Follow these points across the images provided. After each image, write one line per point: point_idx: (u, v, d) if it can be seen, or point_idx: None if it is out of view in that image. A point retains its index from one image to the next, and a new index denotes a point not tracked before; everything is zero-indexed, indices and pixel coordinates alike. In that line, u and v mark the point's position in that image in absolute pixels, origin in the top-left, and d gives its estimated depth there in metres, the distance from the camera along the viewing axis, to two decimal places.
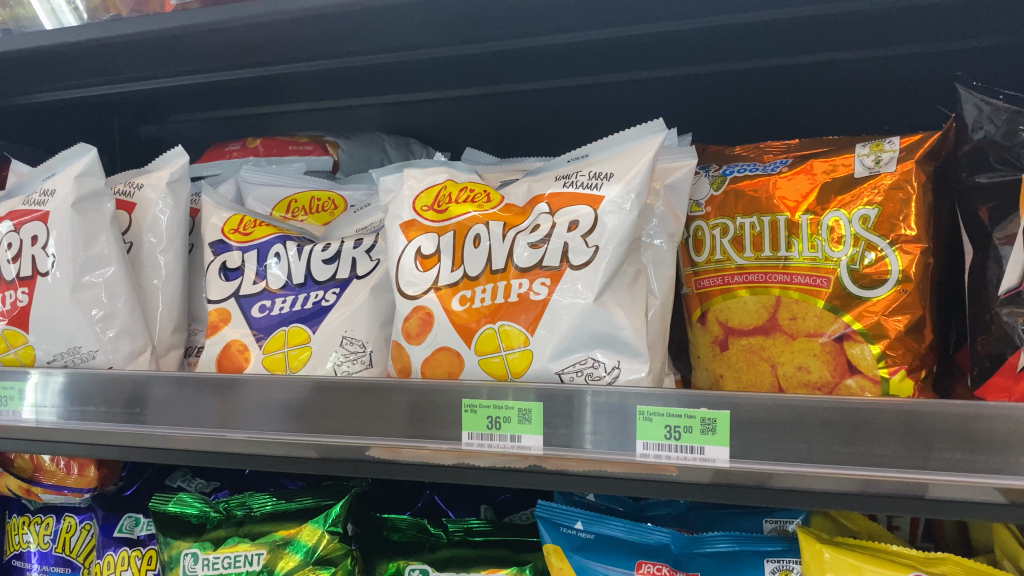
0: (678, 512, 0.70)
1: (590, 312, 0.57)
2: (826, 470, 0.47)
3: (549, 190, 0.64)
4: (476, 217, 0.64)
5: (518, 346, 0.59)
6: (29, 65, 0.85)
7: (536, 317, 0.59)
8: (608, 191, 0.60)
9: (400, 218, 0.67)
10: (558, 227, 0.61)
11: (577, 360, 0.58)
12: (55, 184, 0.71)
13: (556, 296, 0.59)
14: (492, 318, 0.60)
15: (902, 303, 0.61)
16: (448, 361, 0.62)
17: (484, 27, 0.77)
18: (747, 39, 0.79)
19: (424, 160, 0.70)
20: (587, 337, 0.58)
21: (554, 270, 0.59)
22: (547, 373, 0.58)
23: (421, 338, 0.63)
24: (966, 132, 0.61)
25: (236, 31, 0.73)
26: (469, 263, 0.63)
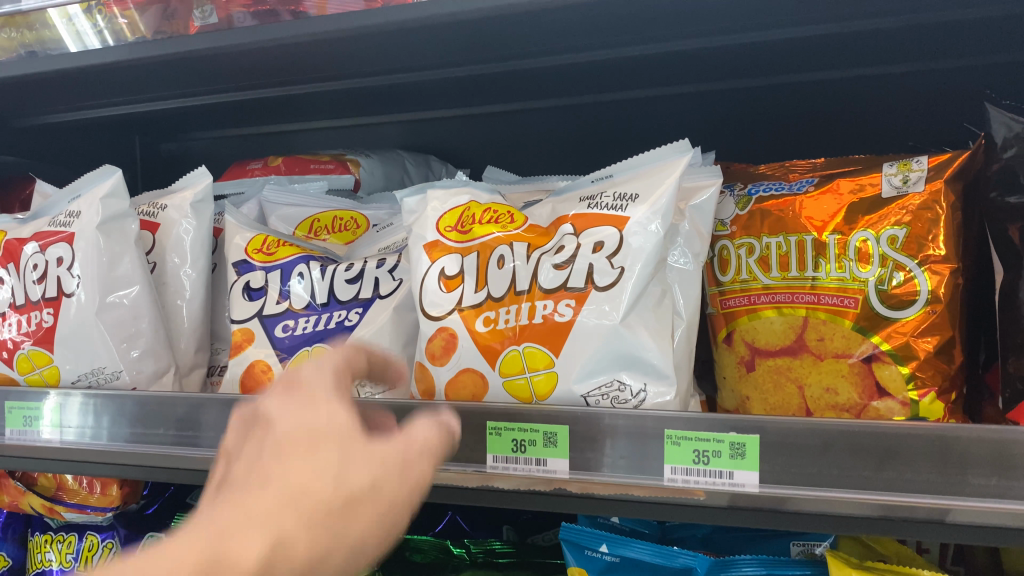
0: (703, 534, 0.70)
1: (616, 333, 0.57)
2: (856, 495, 0.47)
3: (574, 210, 0.63)
4: (500, 238, 0.64)
5: (543, 367, 0.59)
6: (54, 86, 0.86)
7: (562, 339, 0.59)
8: (634, 212, 0.60)
9: (424, 238, 0.67)
10: (582, 248, 0.61)
11: (602, 382, 0.57)
12: (81, 206, 0.71)
13: (581, 317, 0.59)
14: (517, 340, 0.60)
15: (931, 323, 0.60)
16: (473, 383, 0.61)
17: (506, 45, 0.77)
18: (768, 56, 0.79)
19: (445, 180, 0.70)
20: (614, 361, 0.57)
21: (579, 291, 0.59)
22: (572, 396, 0.58)
23: (444, 360, 0.62)
24: (995, 151, 0.60)
25: (258, 52, 0.73)
26: (492, 284, 0.63)
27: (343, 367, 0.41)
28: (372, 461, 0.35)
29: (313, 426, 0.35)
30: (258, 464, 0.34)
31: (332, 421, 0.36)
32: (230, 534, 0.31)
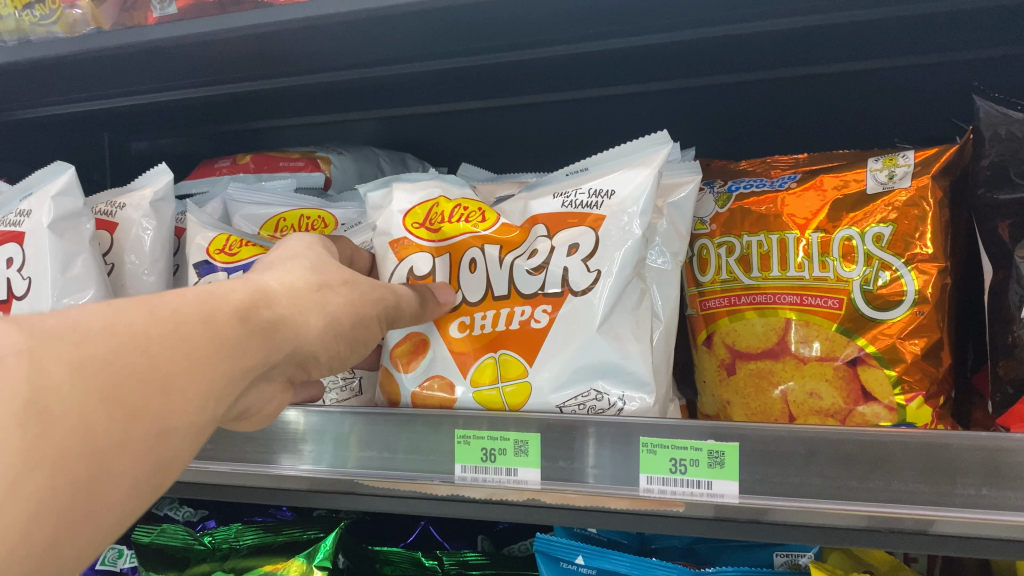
0: (684, 545, 0.67)
1: (593, 340, 0.55)
2: (841, 505, 0.44)
3: (548, 206, 0.61)
4: (472, 238, 0.61)
5: (516, 377, 0.56)
6: (13, 80, 0.83)
7: (537, 347, 0.57)
8: (612, 211, 0.58)
9: (391, 235, 0.64)
10: (558, 251, 0.58)
11: (580, 392, 0.55)
12: (32, 204, 0.68)
13: (558, 324, 0.56)
14: (492, 348, 0.58)
15: (918, 325, 0.57)
16: (442, 389, 0.59)
17: (480, 38, 0.74)
18: (750, 50, 0.77)
19: (414, 173, 0.66)
20: (592, 372, 0.55)
21: (556, 297, 0.57)
22: (549, 406, 0.55)
23: (414, 360, 0.60)
24: (983, 146, 0.57)
25: (220, 43, 0.70)
26: (467, 288, 0.60)
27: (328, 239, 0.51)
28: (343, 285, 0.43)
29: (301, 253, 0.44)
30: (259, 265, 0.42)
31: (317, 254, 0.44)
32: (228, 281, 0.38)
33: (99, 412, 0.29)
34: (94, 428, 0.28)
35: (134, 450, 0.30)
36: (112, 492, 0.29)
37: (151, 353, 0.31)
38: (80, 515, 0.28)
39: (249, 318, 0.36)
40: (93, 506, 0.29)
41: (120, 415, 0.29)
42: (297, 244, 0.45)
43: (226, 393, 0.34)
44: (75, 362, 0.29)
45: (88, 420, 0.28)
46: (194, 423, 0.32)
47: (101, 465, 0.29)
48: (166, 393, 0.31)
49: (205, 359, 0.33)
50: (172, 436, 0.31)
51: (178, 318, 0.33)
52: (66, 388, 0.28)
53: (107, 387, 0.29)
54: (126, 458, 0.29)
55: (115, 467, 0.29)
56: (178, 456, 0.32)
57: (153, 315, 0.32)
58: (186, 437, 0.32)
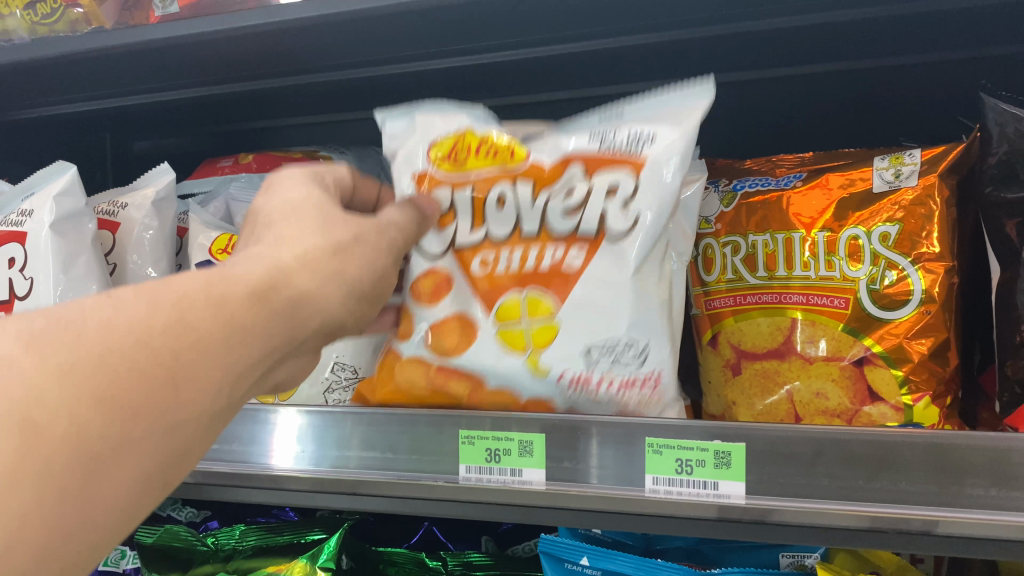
0: (689, 545, 0.67)
1: (628, 285, 0.52)
2: (849, 506, 0.44)
3: (579, 142, 0.54)
4: (500, 176, 0.55)
5: (544, 320, 0.54)
6: (14, 80, 0.83)
7: (567, 289, 0.54)
8: (659, 155, 0.52)
9: (409, 169, 0.58)
10: (596, 191, 0.53)
11: (609, 339, 0.52)
12: (33, 204, 0.68)
13: (591, 267, 0.53)
14: (517, 288, 0.55)
15: (925, 324, 0.57)
16: (462, 330, 0.55)
17: (484, 36, 0.74)
18: (754, 49, 0.77)
19: (441, 102, 0.59)
20: (620, 316, 0.52)
21: (593, 239, 0.54)
22: (574, 349, 0.53)
23: (432, 301, 0.56)
24: (991, 145, 0.57)
25: (221, 42, 0.70)
26: (490, 225, 0.56)
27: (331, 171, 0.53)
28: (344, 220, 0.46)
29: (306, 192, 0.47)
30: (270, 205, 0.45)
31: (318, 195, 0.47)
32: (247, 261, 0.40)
33: (96, 414, 0.30)
34: (91, 432, 0.30)
35: (132, 447, 0.32)
36: (115, 485, 0.31)
37: (145, 350, 0.32)
38: (83, 510, 0.30)
39: (266, 300, 0.38)
40: (95, 501, 0.31)
41: (119, 413, 0.31)
42: (303, 175, 0.49)
43: (221, 385, 0.35)
44: (68, 366, 0.30)
45: (85, 423, 0.30)
46: (190, 415, 0.34)
47: (100, 465, 0.31)
48: (162, 389, 0.32)
49: (200, 352, 0.34)
50: (170, 431, 0.33)
51: (171, 315, 0.34)
52: (59, 393, 0.29)
53: (103, 388, 0.31)
54: (124, 456, 0.31)
55: (116, 466, 0.31)
56: (179, 447, 0.34)
57: (148, 310, 0.33)
58: (183, 430, 0.34)
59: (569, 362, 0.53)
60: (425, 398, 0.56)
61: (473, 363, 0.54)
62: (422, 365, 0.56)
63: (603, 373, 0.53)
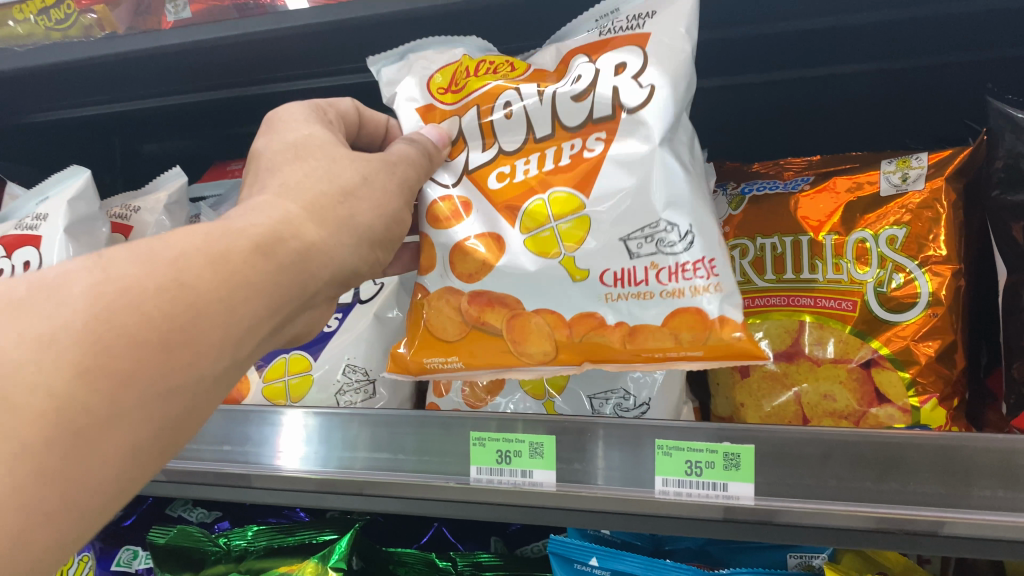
0: (697, 546, 0.68)
1: (654, 159, 0.50)
2: (857, 508, 0.44)
3: (582, 39, 0.56)
4: (504, 84, 0.56)
5: (572, 214, 0.52)
6: (28, 84, 0.84)
7: (592, 177, 0.52)
8: (654, 30, 0.52)
9: (412, 100, 0.59)
10: (603, 74, 0.53)
11: (646, 225, 0.49)
12: (48, 208, 0.69)
13: (613, 150, 0.51)
14: (541, 188, 0.53)
15: (933, 327, 0.57)
16: (484, 245, 0.54)
17: (493, 40, 0.75)
18: (763, 52, 0.77)
19: (433, 40, 0.60)
20: (650, 194, 0.49)
21: (610, 120, 0.52)
22: (609, 242, 0.51)
23: (451, 224, 0.56)
24: (997, 149, 0.57)
25: (234, 48, 0.71)
26: (504, 136, 0.56)
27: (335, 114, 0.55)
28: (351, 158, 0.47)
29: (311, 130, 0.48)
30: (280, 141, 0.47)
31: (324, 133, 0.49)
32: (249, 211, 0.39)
33: (80, 386, 0.29)
34: (74, 405, 0.28)
35: (123, 417, 0.30)
36: (108, 460, 0.30)
37: (140, 314, 0.31)
38: (77, 483, 0.29)
39: (272, 254, 0.37)
40: (85, 476, 0.29)
41: (108, 382, 0.29)
42: (302, 109, 0.51)
43: (221, 350, 0.34)
44: (49, 336, 0.29)
45: (68, 395, 0.28)
46: (186, 383, 0.32)
47: (87, 439, 0.29)
48: (157, 354, 0.31)
49: (197, 315, 0.33)
50: (168, 399, 0.32)
51: (173, 280, 0.32)
52: (43, 364, 0.28)
53: (91, 356, 0.29)
54: (116, 427, 0.30)
55: (106, 438, 0.30)
56: (177, 416, 0.33)
57: (147, 269, 0.32)
58: (180, 398, 0.32)
59: (608, 257, 0.50)
60: (460, 338, 0.55)
61: (502, 273, 0.53)
62: (451, 306, 0.55)
63: (648, 263, 0.49)
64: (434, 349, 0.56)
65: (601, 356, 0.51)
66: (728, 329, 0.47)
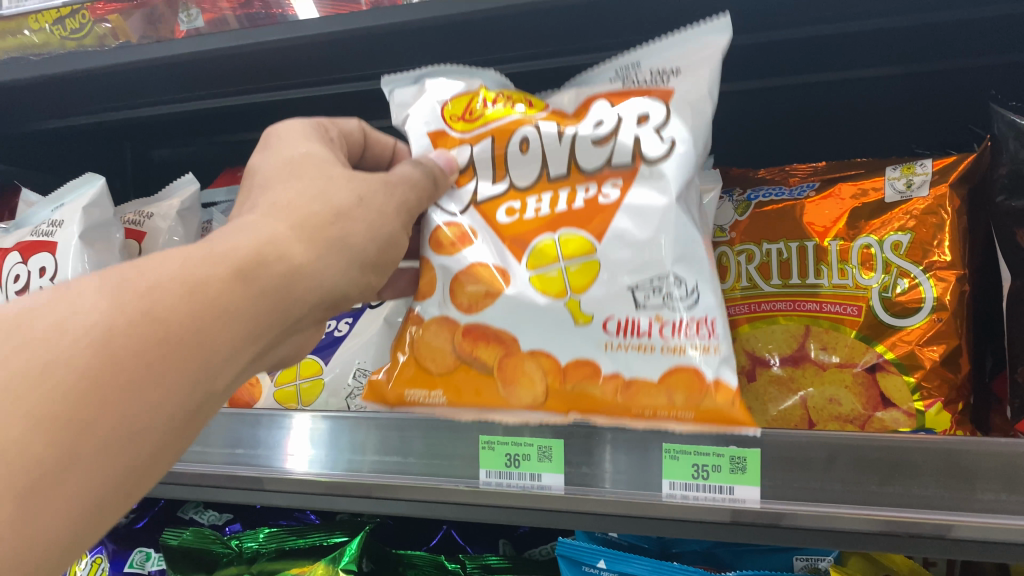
0: (704, 548, 0.68)
1: (669, 215, 0.51)
2: (863, 511, 0.45)
3: (604, 87, 0.56)
4: (521, 120, 0.57)
5: (580, 258, 0.54)
6: (41, 91, 0.85)
7: (603, 226, 0.53)
8: (681, 86, 0.53)
9: (424, 126, 0.60)
10: (623, 123, 0.54)
11: (653, 278, 0.51)
12: (63, 214, 0.70)
13: (627, 202, 0.53)
14: (550, 230, 0.55)
15: (937, 332, 0.58)
16: (489, 277, 0.55)
17: (502, 48, 0.75)
18: (768, 58, 0.78)
19: (449, 67, 0.61)
20: (661, 251, 0.51)
21: (626, 170, 0.53)
22: (617, 290, 0.52)
23: (455, 249, 0.57)
24: (1000, 155, 0.58)
25: (246, 56, 0.72)
26: (516, 173, 0.57)
27: (334, 132, 0.56)
28: (350, 183, 0.47)
29: (312, 154, 0.49)
30: (282, 167, 0.47)
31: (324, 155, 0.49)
32: (234, 232, 0.40)
33: (38, 435, 0.29)
34: (32, 455, 0.29)
35: (83, 465, 0.31)
36: (72, 508, 0.30)
37: (101, 360, 0.31)
38: (38, 532, 0.29)
39: (254, 278, 0.38)
40: (47, 526, 0.30)
41: (66, 430, 0.30)
42: (303, 126, 0.53)
43: (187, 390, 0.34)
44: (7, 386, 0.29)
45: (26, 445, 0.29)
46: (147, 426, 0.33)
47: (48, 487, 0.29)
48: (119, 398, 0.32)
49: (160, 359, 0.33)
50: (128, 444, 0.32)
51: (143, 317, 0.33)
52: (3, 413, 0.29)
53: (48, 406, 0.30)
54: (76, 475, 0.30)
55: (67, 486, 0.30)
56: (139, 462, 0.33)
57: (114, 309, 0.33)
58: (141, 442, 0.33)
59: (613, 304, 0.52)
60: (449, 372, 0.56)
61: (502, 311, 0.55)
62: (444, 339, 0.56)
63: (652, 315, 0.51)
64: (419, 380, 0.56)
65: (590, 407, 0.52)
66: (721, 395, 0.49)
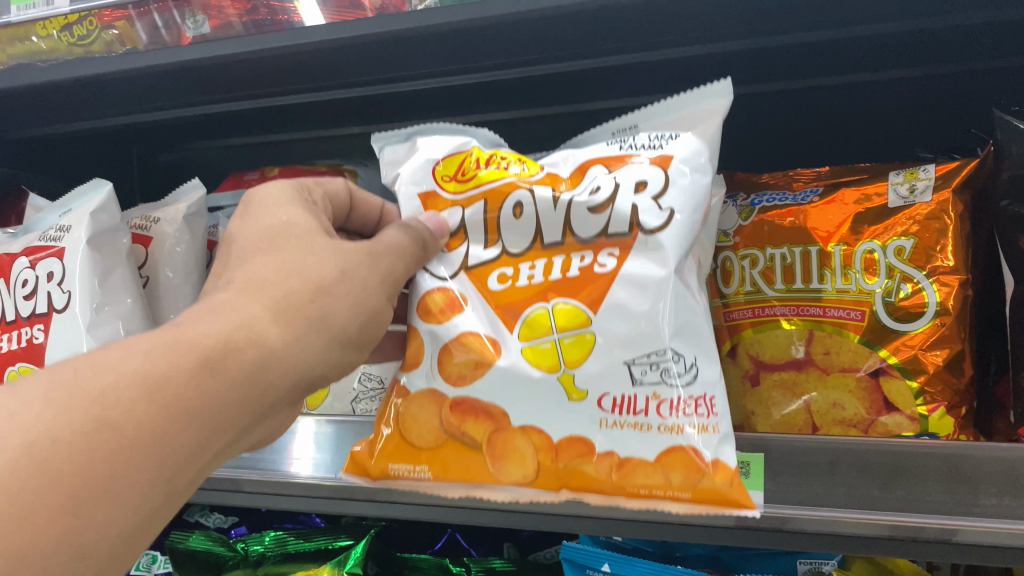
0: (707, 552, 0.68)
1: (668, 285, 0.51)
2: (866, 515, 0.46)
3: (601, 154, 0.57)
4: (514, 184, 0.57)
5: (575, 329, 0.52)
6: (48, 97, 0.85)
7: (599, 296, 0.52)
8: (677, 153, 0.54)
9: (414, 185, 0.60)
10: (621, 190, 0.54)
11: (652, 352, 0.50)
12: (71, 220, 0.70)
13: (624, 271, 0.52)
14: (543, 298, 0.54)
15: (940, 336, 0.58)
16: (478, 346, 0.54)
17: (506, 54, 0.75)
18: (771, 63, 0.78)
19: (441, 126, 0.62)
20: (661, 324, 0.50)
21: (623, 239, 0.53)
22: (613, 363, 0.51)
23: (445, 317, 0.56)
24: (1002, 161, 0.58)
25: (251, 62, 0.72)
26: (509, 238, 0.57)
27: (313, 198, 0.56)
28: (333, 257, 0.48)
29: (290, 225, 0.49)
30: (260, 239, 0.48)
31: (305, 225, 0.50)
32: (202, 325, 0.41)
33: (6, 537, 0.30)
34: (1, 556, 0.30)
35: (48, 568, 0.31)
36: None
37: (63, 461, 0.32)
38: None
39: (217, 374, 0.39)
40: None
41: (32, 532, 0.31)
42: (283, 193, 0.53)
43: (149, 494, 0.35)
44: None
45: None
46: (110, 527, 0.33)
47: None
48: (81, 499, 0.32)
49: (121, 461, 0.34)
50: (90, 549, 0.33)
51: (108, 413, 0.34)
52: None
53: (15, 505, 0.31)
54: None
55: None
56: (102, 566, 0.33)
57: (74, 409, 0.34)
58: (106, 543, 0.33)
59: (609, 380, 0.51)
60: (435, 448, 0.53)
61: (491, 382, 0.53)
62: (431, 413, 0.54)
63: (650, 392, 0.50)
64: (401, 454, 0.54)
65: (582, 484, 0.50)
66: (720, 474, 0.47)
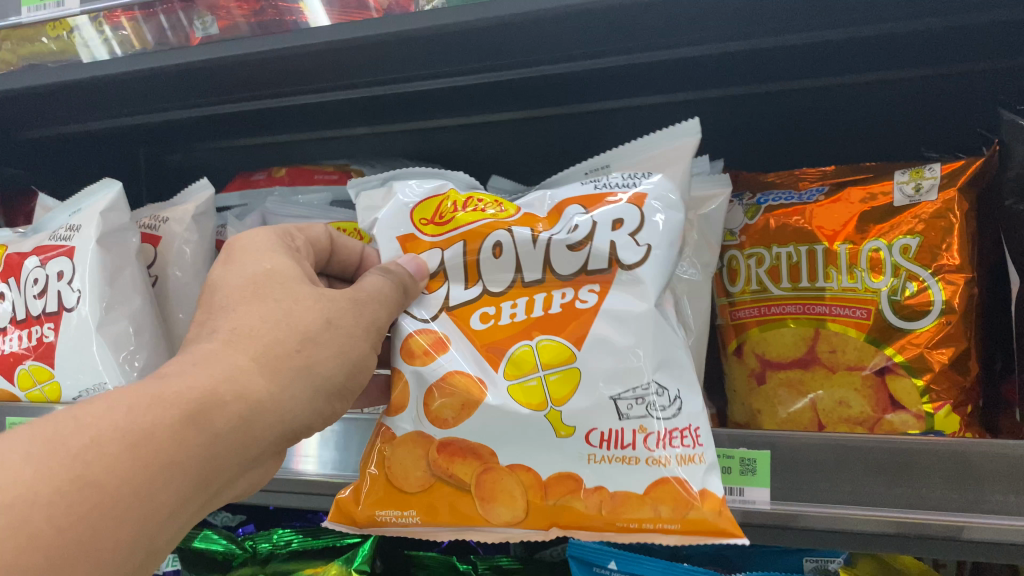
0: (713, 551, 0.69)
1: (650, 316, 0.52)
2: (872, 512, 0.46)
3: (575, 193, 0.58)
4: (490, 224, 0.58)
5: (559, 365, 0.53)
6: (57, 98, 0.86)
7: (584, 331, 0.53)
8: (651, 188, 0.56)
9: (394, 228, 0.60)
10: (600, 227, 0.55)
11: (636, 386, 0.51)
12: (81, 219, 0.71)
13: (606, 304, 0.54)
14: (528, 335, 0.54)
15: (946, 334, 0.58)
16: (465, 385, 0.53)
17: (514, 54, 0.76)
18: (776, 62, 0.78)
19: (416, 170, 0.63)
20: (644, 357, 0.51)
21: (604, 276, 0.55)
22: (598, 400, 0.51)
23: (429, 358, 0.55)
24: (1008, 160, 0.59)
25: (258, 63, 0.73)
26: (488, 278, 0.57)
27: (299, 241, 0.56)
28: (314, 307, 0.48)
29: (272, 271, 0.50)
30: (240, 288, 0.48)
31: (288, 272, 0.50)
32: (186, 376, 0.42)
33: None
34: None
35: None
36: None
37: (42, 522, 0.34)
38: None
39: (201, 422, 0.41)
40: None
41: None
42: (267, 237, 0.53)
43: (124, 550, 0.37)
44: None
45: None
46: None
47: None
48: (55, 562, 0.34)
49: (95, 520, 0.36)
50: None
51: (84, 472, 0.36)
52: None
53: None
54: None
55: None
56: None
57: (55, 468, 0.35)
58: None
59: (597, 417, 0.51)
60: (423, 492, 0.53)
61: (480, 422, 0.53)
62: (414, 460, 0.54)
63: (636, 427, 0.51)
64: (390, 500, 0.54)
65: (571, 521, 0.51)
66: (708, 504, 0.48)
